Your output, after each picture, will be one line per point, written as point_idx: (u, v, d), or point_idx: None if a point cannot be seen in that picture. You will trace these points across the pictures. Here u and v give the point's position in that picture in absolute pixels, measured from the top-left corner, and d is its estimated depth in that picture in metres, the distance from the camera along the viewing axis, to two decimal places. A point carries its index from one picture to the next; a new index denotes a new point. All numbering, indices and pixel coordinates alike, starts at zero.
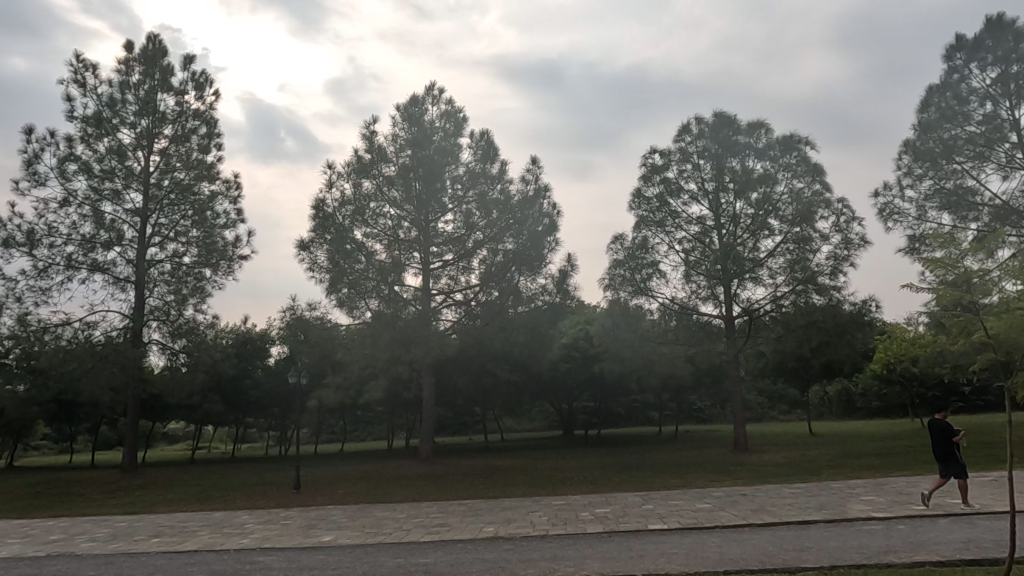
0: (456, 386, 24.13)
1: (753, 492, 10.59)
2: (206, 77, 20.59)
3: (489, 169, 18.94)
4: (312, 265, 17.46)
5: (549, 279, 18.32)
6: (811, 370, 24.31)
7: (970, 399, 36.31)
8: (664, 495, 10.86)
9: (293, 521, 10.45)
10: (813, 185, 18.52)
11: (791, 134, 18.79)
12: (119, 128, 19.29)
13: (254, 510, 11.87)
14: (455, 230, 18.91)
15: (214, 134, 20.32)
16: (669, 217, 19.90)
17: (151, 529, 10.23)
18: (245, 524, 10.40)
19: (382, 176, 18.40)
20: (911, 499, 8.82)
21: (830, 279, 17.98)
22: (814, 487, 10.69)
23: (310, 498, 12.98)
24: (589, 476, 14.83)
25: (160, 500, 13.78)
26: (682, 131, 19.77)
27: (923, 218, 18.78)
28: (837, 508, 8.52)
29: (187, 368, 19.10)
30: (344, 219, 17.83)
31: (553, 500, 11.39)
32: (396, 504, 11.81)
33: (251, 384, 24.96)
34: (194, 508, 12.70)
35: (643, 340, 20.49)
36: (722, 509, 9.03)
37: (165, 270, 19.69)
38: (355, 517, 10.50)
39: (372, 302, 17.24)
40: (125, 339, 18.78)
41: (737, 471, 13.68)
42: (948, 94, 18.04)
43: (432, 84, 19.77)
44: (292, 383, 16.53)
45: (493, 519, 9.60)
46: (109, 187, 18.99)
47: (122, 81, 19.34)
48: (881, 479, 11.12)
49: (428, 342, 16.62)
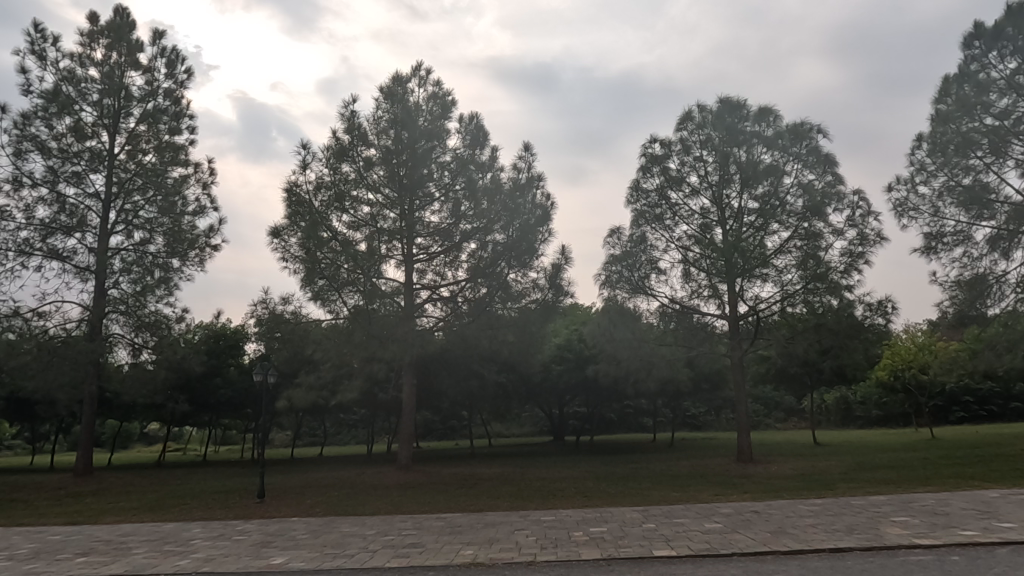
0: (442, 388, 22.96)
1: (765, 509, 9.47)
2: (177, 53, 19.43)
3: (478, 155, 17.78)
4: (285, 255, 16.22)
5: (540, 274, 17.12)
6: (813, 376, 23.31)
7: (972, 409, 35.59)
8: (664, 512, 9.74)
9: (247, 537, 9.24)
10: (824, 177, 17.50)
11: (802, 122, 17.72)
12: (81, 106, 18.07)
13: (207, 523, 10.65)
14: (441, 221, 17.74)
15: (183, 115, 19.16)
16: (668, 211, 18.93)
17: (81, 544, 8.97)
18: (191, 541, 9.16)
19: (361, 159, 17.17)
20: (953, 522, 7.71)
21: (844, 277, 16.90)
22: (832, 504, 9.57)
23: (273, 509, 11.78)
24: (582, 487, 13.67)
25: (107, 509, 12.53)
26: (684, 119, 18.81)
27: (939, 216, 17.75)
28: (871, 531, 7.39)
29: (152, 364, 17.92)
30: (321, 206, 16.68)
31: (541, 515, 10.23)
32: (367, 517, 10.63)
33: (222, 382, 23.72)
34: (143, 519, 11.47)
35: (641, 341, 19.16)
36: (735, 531, 7.90)
37: (129, 259, 18.47)
38: (318, 533, 9.31)
39: (350, 297, 15.98)
40: (84, 332, 17.51)
41: (743, 484, 12.58)
42: (967, 84, 17.19)
43: (418, 65, 18.67)
44: (259, 381, 15.28)
45: (473, 538, 8.43)
46: (71, 169, 17.82)
47: (83, 55, 18.15)
48: (908, 496, 10.02)
49: (410, 339, 15.43)
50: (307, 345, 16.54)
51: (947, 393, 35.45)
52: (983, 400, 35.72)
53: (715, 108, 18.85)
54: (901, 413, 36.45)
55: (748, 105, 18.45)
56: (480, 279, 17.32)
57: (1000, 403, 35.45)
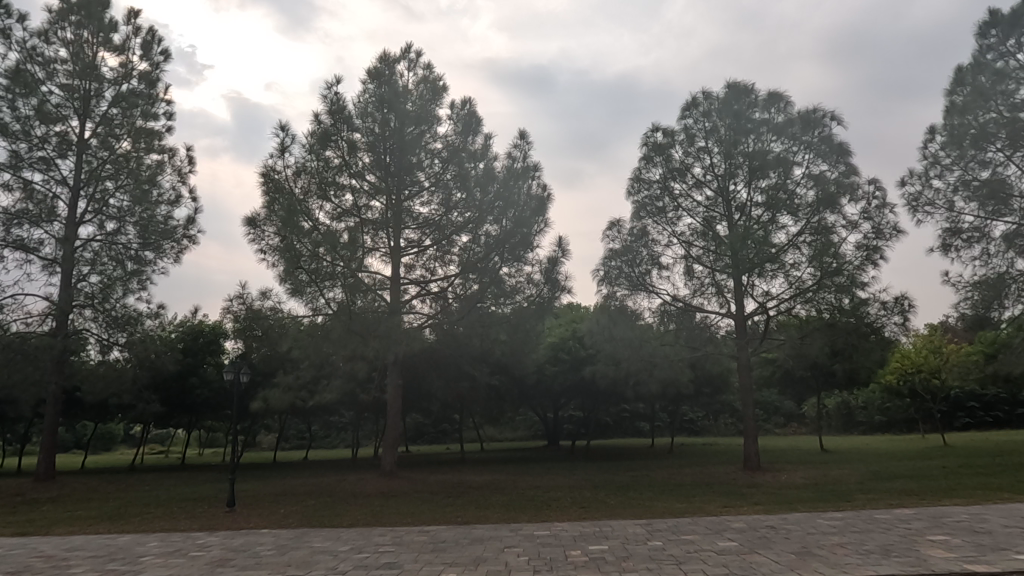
0: (432, 390, 22.06)
1: (782, 525, 8.57)
2: (153, 34, 18.65)
3: (470, 142, 16.90)
4: (263, 245, 15.28)
5: (535, 268, 16.17)
6: (817, 380, 22.51)
7: (977, 416, 34.84)
8: (669, 527, 8.83)
9: (205, 554, 8.27)
10: (837, 167, 16.61)
11: (813, 109, 16.85)
12: (47, 87, 17.23)
13: (165, 536, 9.67)
14: (432, 213, 16.95)
15: (157, 99, 18.36)
16: (670, 204, 18.13)
17: (15, 562, 8.00)
18: (141, 558, 8.19)
19: (345, 144, 16.19)
20: (1002, 543, 6.78)
21: (860, 273, 16.03)
22: (855, 519, 8.66)
23: (242, 520, 10.81)
24: (580, 497, 12.71)
25: (62, 518, 11.55)
26: (688, 106, 18.02)
27: (954, 211, 16.91)
28: (910, 554, 6.46)
29: (123, 362, 17.03)
30: (301, 194, 15.77)
31: (535, 530, 9.30)
32: (342, 531, 9.65)
33: (198, 382, 22.86)
34: (98, 530, 10.50)
35: (641, 341, 18.27)
36: (754, 551, 6.96)
37: (96, 250, 17.52)
38: (284, 549, 8.35)
39: (332, 292, 15.04)
40: (48, 328, 16.55)
41: (753, 495, 11.70)
42: (984, 73, 16.40)
43: (409, 47, 17.80)
44: (231, 380, 14.32)
45: (457, 558, 7.47)
46: (38, 154, 16.98)
47: (52, 33, 17.31)
48: (938, 510, 9.10)
49: (396, 336, 14.50)
50: (286, 342, 15.60)
51: (951, 399, 34.74)
52: (988, 406, 34.98)
53: (719, 95, 18.08)
54: (904, 419, 35.70)
55: (756, 91, 17.65)
56: (471, 274, 16.39)
57: (1006, 409, 34.78)
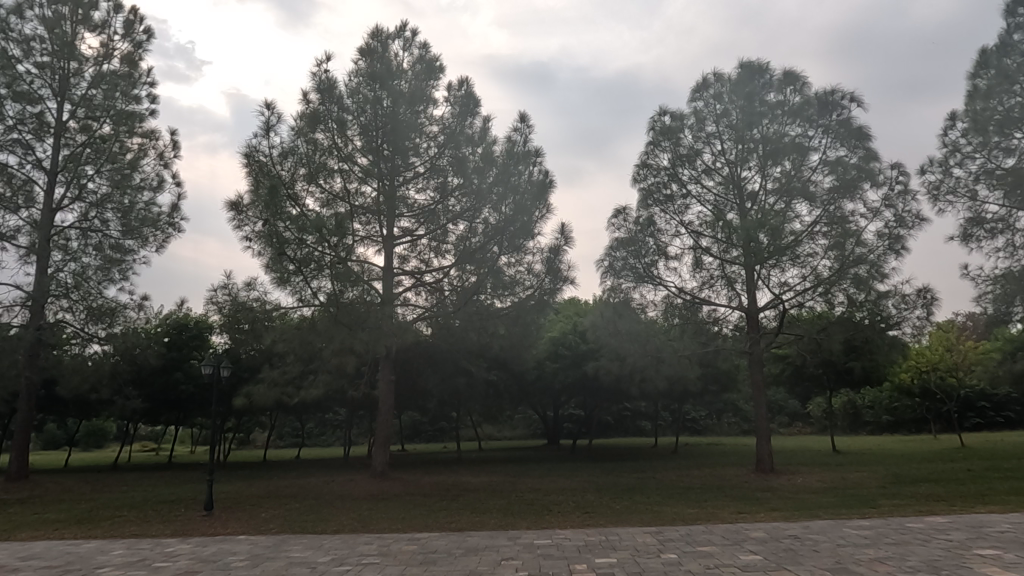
0: (428, 387, 21.34)
1: (807, 535, 7.81)
2: (137, 13, 17.97)
3: (467, 124, 16.14)
4: (248, 232, 14.55)
5: (536, 258, 15.40)
6: (827, 378, 21.79)
7: (988, 416, 34.18)
8: (682, 536, 8.09)
9: (170, 565, 7.48)
10: (856, 152, 15.86)
11: (831, 91, 16.13)
12: (23, 66, 16.53)
13: (133, 542, 8.91)
14: (426, 201, 16.24)
15: (140, 81, 17.64)
16: (679, 191, 17.40)
17: None
18: (99, 569, 7.41)
19: (335, 125, 15.46)
20: None
21: (880, 264, 15.26)
22: (886, 529, 7.90)
23: (219, 524, 10.04)
24: (584, 501, 11.93)
25: (26, 522, 10.75)
26: (699, 89, 17.33)
27: (976, 201, 16.14)
28: (963, 573, 5.66)
29: (100, 355, 16.33)
30: (288, 177, 15.04)
31: (536, 538, 8.55)
32: (325, 539, 8.87)
33: (183, 377, 22.18)
34: (63, 536, 9.69)
35: (645, 336, 17.48)
36: (782, 568, 6.17)
37: (74, 239, 16.84)
38: (259, 560, 7.56)
39: (322, 282, 14.28)
40: (21, 320, 15.81)
41: (769, 498, 10.97)
42: (1011, 55, 15.62)
43: (403, 25, 17.01)
44: (210, 374, 13.57)
45: (448, 572, 6.68)
46: (13, 136, 16.30)
47: (28, 10, 16.61)
48: (974, 518, 8.33)
49: (387, 328, 13.77)
50: (271, 334, 14.84)
51: (962, 399, 34.07)
52: (999, 406, 34.35)
53: (731, 77, 17.39)
54: (913, 419, 35.06)
55: (770, 73, 16.94)
56: (468, 265, 15.65)
57: (1018, 409, 34.12)
